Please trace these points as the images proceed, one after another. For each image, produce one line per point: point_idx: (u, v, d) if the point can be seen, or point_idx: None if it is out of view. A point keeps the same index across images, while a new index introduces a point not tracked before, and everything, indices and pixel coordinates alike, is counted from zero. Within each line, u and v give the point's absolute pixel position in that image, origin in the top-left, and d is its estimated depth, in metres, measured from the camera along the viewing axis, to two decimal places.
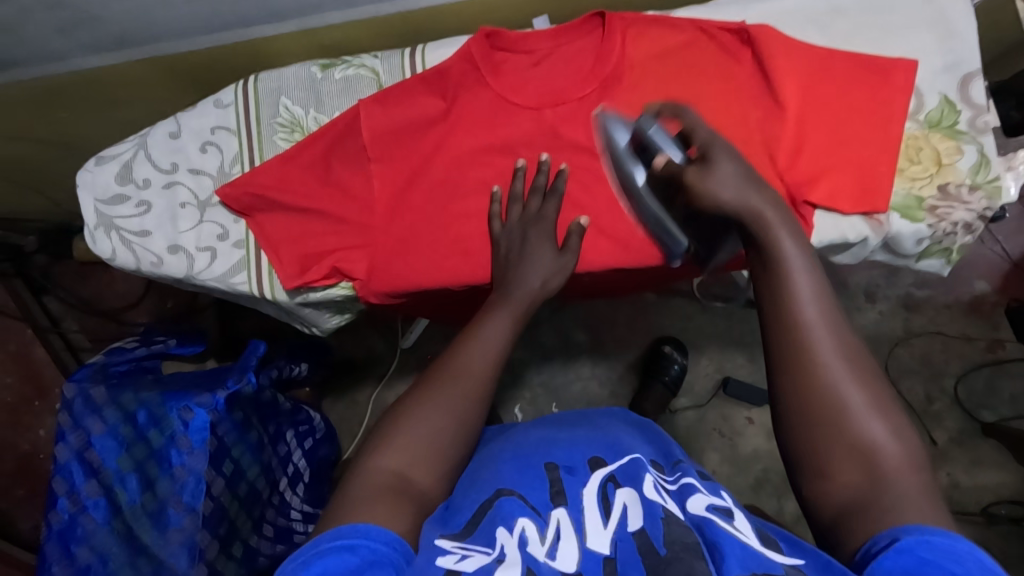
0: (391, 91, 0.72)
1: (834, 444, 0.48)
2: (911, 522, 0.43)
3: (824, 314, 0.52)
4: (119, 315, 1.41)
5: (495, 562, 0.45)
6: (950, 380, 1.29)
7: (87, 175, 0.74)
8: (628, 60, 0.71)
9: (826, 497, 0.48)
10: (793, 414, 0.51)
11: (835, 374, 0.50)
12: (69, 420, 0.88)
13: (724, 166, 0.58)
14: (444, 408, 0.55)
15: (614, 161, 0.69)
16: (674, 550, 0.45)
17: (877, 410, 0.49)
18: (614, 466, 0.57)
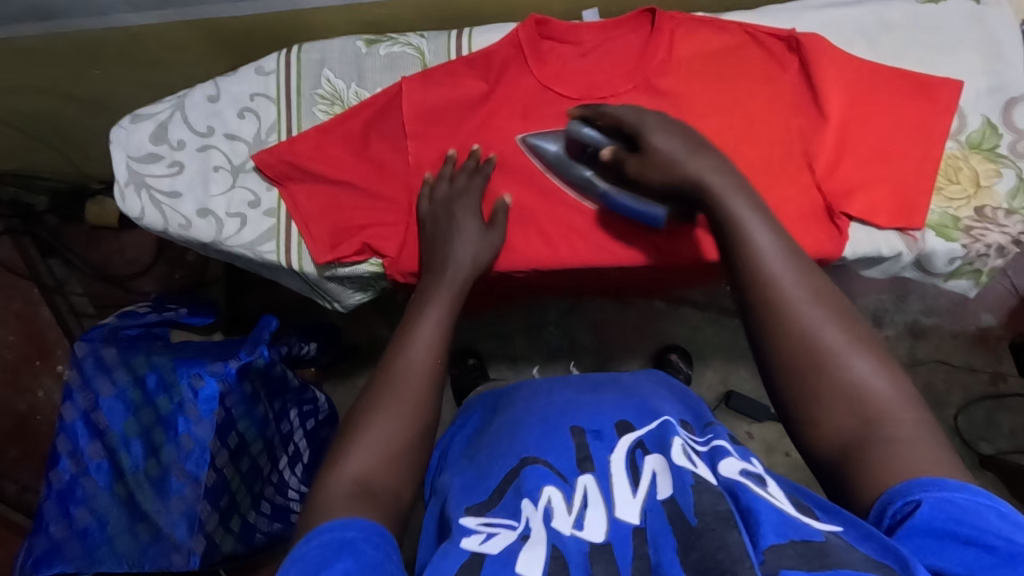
0: (435, 72, 0.72)
1: (819, 385, 0.47)
2: (914, 459, 0.42)
3: (788, 263, 0.50)
4: (125, 282, 1.37)
5: (520, 539, 0.45)
6: (950, 410, 1.30)
7: (121, 131, 0.74)
8: (674, 58, 0.71)
9: (821, 441, 0.46)
10: (773, 362, 0.49)
11: (813, 322, 0.48)
12: (78, 378, 0.88)
13: (664, 147, 0.58)
14: (398, 415, 0.51)
15: (560, 166, 0.70)
16: (706, 521, 0.41)
17: (859, 349, 0.47)
18: (643, 432, 0.54)
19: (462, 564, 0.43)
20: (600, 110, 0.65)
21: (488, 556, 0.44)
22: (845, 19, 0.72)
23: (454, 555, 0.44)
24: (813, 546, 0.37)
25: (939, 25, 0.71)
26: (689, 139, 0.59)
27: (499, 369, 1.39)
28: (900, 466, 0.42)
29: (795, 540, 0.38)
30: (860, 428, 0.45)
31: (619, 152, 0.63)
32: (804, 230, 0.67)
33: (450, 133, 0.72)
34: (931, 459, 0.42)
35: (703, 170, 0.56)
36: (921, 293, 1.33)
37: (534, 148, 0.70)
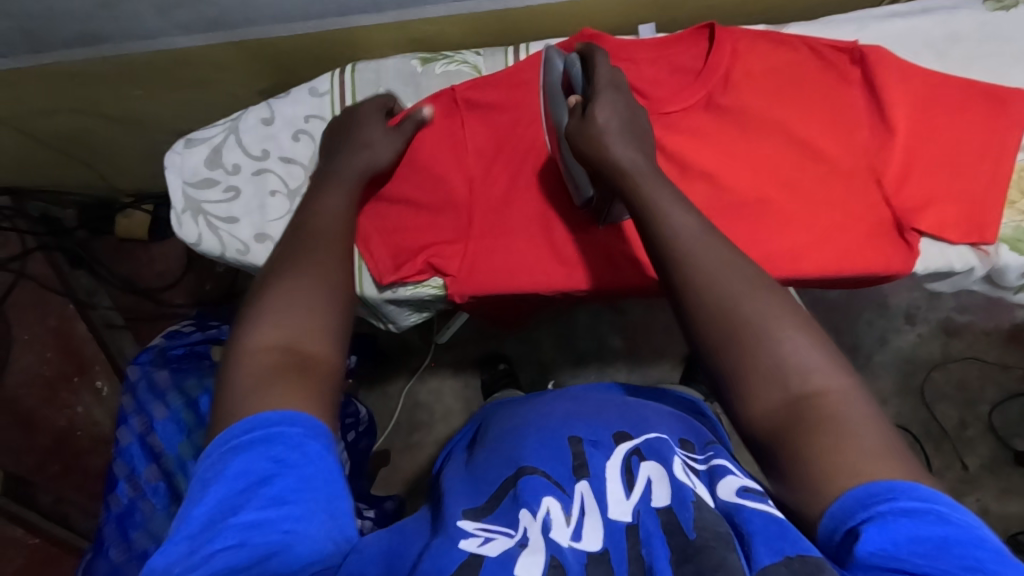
0: (484, 85, 0.73)
1: (746, 369, 0.45)
2: (852, 443, 0.40)
3: (706, 243, 0.50)
4: (157, 295, 1.37)
5: (518, 547, 0.41)
6: (984, 407, 1.29)
7: (175, 156, 0.73)
8: (735, 73, 0.69)
9: (756, 424, 0.45)
10: (700, 348, 0.48)
11: (734, 301, 0.47)
12: (132, 403, 0.89)
13: (603, 118, 0.59)
14: (300, 277, 0.51)
15: (549, 92, 0.68)
16: (705, 536, 0.40)
17: (786, 324, 0.46)
18: (642, 440, 0.52)
19: (461, 563, 0.40)
20: (594, 56, 0.63)
21: (488, 558, 0.40)
22: (911, 29, 0.70)
23: (453, 555, 0.40)
24: (810, 563, 0.37)
25: (1008, 33, 0.69)
26: (625, 121, 0.60)
27: (529, 374, 1.38)
28: (839, 455, 0.40)
29: (790, 556, 0.37)
30: (791, 409, 0.43)
31: (577, 105, 0.63)
32: (875, 250, 0.66)
33: (502, 155, 0.73)
34: (877, 451, 0.40)
35: (623, 154, 0.57)
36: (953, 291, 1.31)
37: (546, 59, 0.67)
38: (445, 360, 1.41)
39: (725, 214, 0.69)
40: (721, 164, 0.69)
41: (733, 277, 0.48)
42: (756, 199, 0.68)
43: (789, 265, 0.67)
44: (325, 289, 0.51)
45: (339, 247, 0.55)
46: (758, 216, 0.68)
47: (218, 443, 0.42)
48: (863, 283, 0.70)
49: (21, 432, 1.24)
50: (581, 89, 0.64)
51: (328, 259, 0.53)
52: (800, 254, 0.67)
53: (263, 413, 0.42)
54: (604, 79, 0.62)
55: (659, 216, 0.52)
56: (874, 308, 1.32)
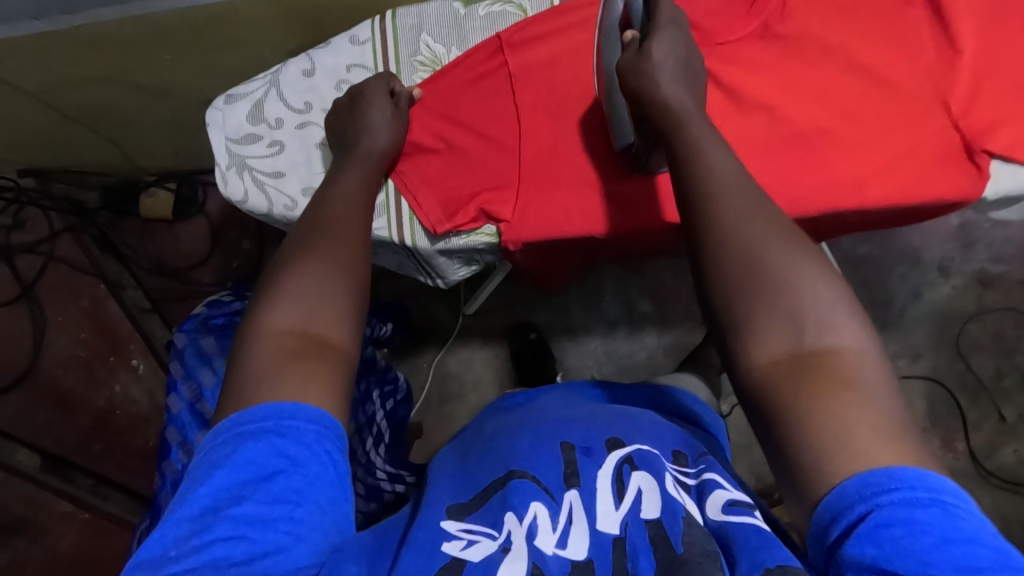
0: (533, 24, 0.72)
1: (761, 308, 0.43)
2: (855, 406, 0.38)
3: (739, 184, 0.48)
4: (184, 274, 1.35)
5: (502, 550, 0.40)
6: (1021, 356, 1.26)
7: (217, 113, 0.72)
8: (793, 0, 0.69)
9: (758, 366, 0.42)
10: (714, 281, 0.46)
11: (765, 241, 0.45)
12: (181, 370, 0.90)
13: (658, 54, 0.59)
14: (320, 265, 0.50)
15: (603, 33, 0.66)
16: (693, 553, 0.39)
17: (811, 276, 0.43)
18: (634, 448, 0.48)
19: (444, 564, 0.40)
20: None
21: (470, 563, 0.39)
22: None
23: (435, 557, 0.40)
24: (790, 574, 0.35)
25: None
26: (681, 63, 0.59)
27: (559, 342, 1.35)
28: (834, 416, 0.38)
29: (770, 568, 0.36)
30: (798, 360, 0.41)
31: (634, 40, 0.62)
32: (946, 174, 0.64)
33: (550, 94, 0.71)
34: (886, 429, 0.37)
35: (676, 94, 0.56)
36: (987, 241, 1.28)
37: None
38: (473, 331, 1.37)
39: (781, 144, 0.67)
40: (779, 95, 0.68)
41: (764, 219, 0.46)
42: (816, 129, 0.67)
43: (853, 195, 0.65)
44: (351, 282, 0.50)
45: (359, 238, 0.54)
46: (818, 146, 0.66)
47: (226, 426, 0.41)
48: (933, 210, 0.68)
49: (61, 415, 1.24)
50: (640, 26, 0.63)
51: (351, 252, 0.52)
52: (865, 182, 0.65)
53: (278, 403, 0.42)
54: (666, 16, 0.61)
55: (696, 155, 0.51)
56: (907, 262, 1.29)
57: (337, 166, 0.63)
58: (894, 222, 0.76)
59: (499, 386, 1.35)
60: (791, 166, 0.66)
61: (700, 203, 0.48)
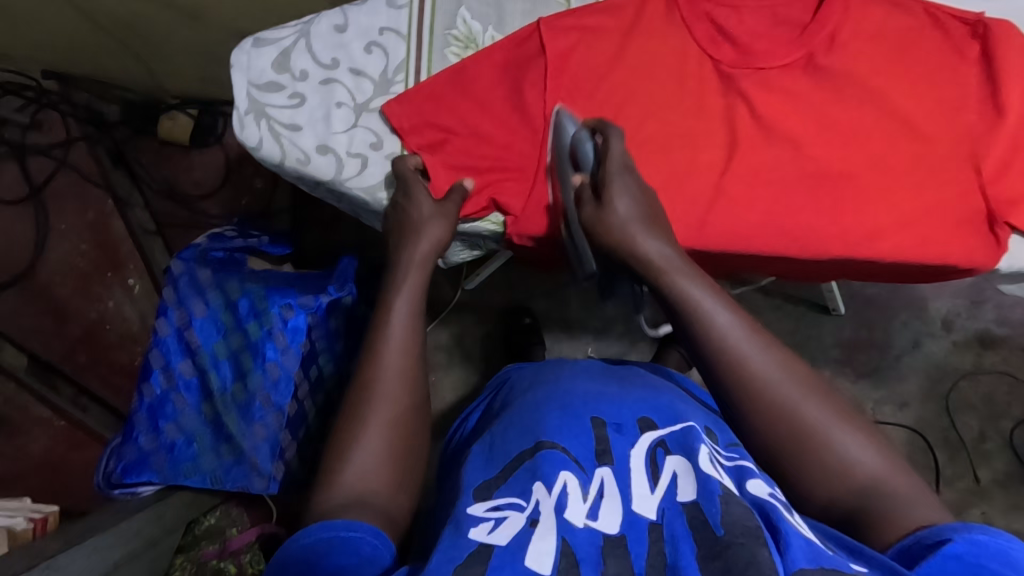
0: (578, 15, 0.70)
1: (808, 471, 0.47)
2: (915, 517, 0.43)
3: (758, 342, 0.50)
4: (192, 203, 1.34)
5: (530, 525, 0.44)
6: (1007, 423, 1.24)
7: (243, 55, 0.70)
8: (843, 33, 0.66)
9: (814, 510, 0.47)
10: (757, 441, 0.49)
11: (790, 399, 0.48)
12: (174, 297, 0.92)
13: (621, 210, 0.58)
14: (385, 410, 0.52)
15: (557, 163, 0.67)
16: (734, 533, 0.40)
17: (840, 428, 0.47)
18: (667, 432, 0.54)
19: (470, 553, 0.42)
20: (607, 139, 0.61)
21: (497, 547, 0.42)
22: None
23: (463, 544, 0.43)
24: None
25: None
26: (644, 208, 0.59)
27: (552, 332, 1.36)
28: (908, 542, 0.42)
29: (825, 568, 0.38)
30: (851, 508, 0.45)
31: (584, 190, 0.62)
32: (967, 238, 0.65)
33: (580, 88, 0.70)
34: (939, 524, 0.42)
35: (652, 250, 0.56)
36: (996, 302, 1.27)
37: (557, 123, 0.66)
38: (469, 307, 1.37)
39: (802, 180, 0.67)
40: (809, 130, 0.67)
41: (781, 371, 0.49)
42: (840, 170, 0.66)
43: (864, 246, 0.66)
44: (413, 422, 0.53)
45: (419, 364, 0.55)
46: (842, 186, 0.66)
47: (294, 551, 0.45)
48: (947, 273, 0.69)
49: (51, 322, 1.24)
50: (590, 170, 0.63)
51: (415, 384, 0.54)
52: (882, 234, 0.65)
53: (345, 520, 0.46)
54: (616, 165, 0.60)
55: (699, 320, 0.52)
56: (912, 310, 1.28)
57: None
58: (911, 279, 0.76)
59: (485, 366, 1.35)
60: (811, 203, 0.67)
61: (722, 374, 0.50)
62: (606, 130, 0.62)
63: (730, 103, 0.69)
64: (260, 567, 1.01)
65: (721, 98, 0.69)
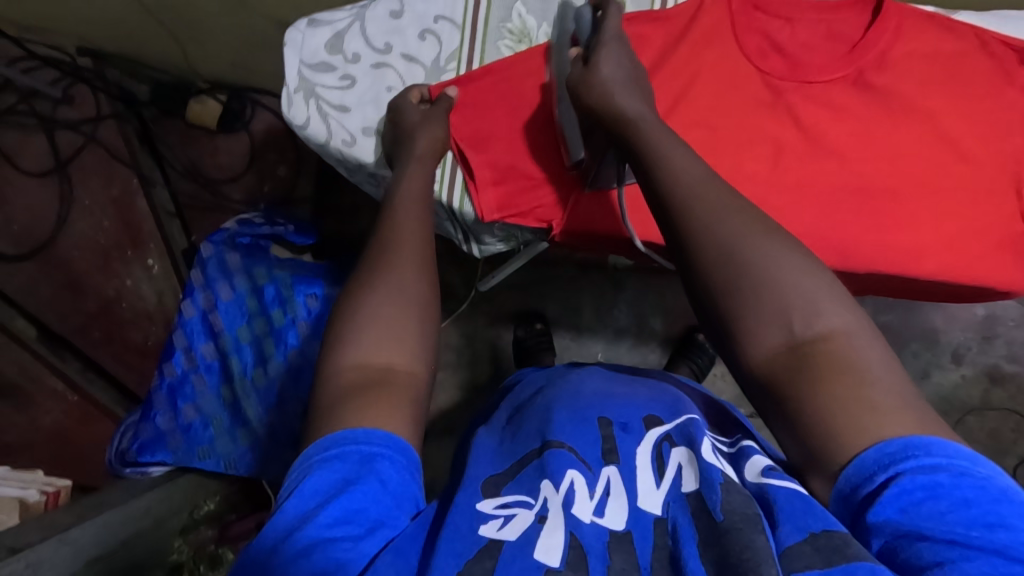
0: (633, 21, 0.71)
1: (750, 310, 0.43)
2: (870, 388, 0.39)
3: (707, 185, 0.48)
4: (216, 186, 1.34)
5: (537, 521, 0.43)
6: (1010, 460, 1.23)
7: (297, 33, 0.71)
8: (893, 53, 0.69)
9: (758, 368, 0.43)
10: (702, 292, 0.46)
11: (740, 241, 0.45)
12: (201, 278, 0.93)
13: (606, 71, 0.59)
14: (395, 284, 0.50)
15: (557, 48, 0.70)
16: (733, 519, 0.39)
17: (795, 268, 0.44)
18: (672, 426, 0.52)
19: (480, 548, 0.40)
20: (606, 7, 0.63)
21: (506, 542, 0.41)
22: None
23: (472, 538, 0.41)
24: (835, 538, 0.36)
25: None
26: (630, 76, 0.60)
27: (563, 338, 1.35)
28: (853, 401, 0.38)
29: (816, 534, 0.37)
30: (792, 355, 0.41)
31: (579, 58, 0.63)
32: (1004, 263, 0.68)
33: None
34: (889, 402, 0.38)
35: (629, 104, 0.57)
36: (1008, 338, 1.26)
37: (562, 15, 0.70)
38: (482, 308, 1.36)
39: (844, 192, 0.68)
40: (853, 146, 0.69)
41: (740, 218, 0.46)
42: (885, 188, 0.68)
43: (897, 265, 0.68)
44: (422, 302, 0.50)
45: (429, 251, 0.54)
46: (885, 206, 0.68)
47: (308, 456, 0.42)
48: (980, 295, 0.73)
49: (69, 295, 1.24)
50: (584, 42, 0.65)
51: (424, 267, 0.52)
52: (922, 256, 0.68)
53: (354, 429, 0.43)
54: (610, 33, 0.61)
55: (659, 163, 0.51)
56: (923, 340, 1.28)
57: (421, 122, 0.66)
58: (930, 299, 0.79)
59: (495, 366, 1.34)
60: (853, 219, 0.68)
61: (672, 219, 0.48)
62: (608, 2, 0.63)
63: (779, 114, 0.70)
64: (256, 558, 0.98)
65: (770, 106, 0.70)
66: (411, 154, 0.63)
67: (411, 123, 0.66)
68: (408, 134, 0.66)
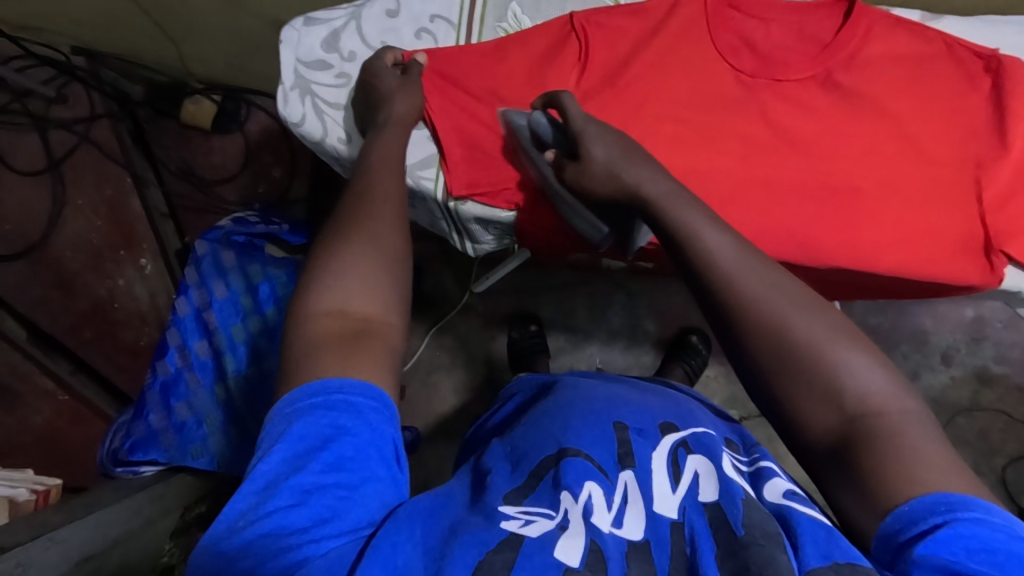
0: (614, 14, 0.73)
1: (799, 384, 0.45)
2: (923, 458, 0.40)
3: (747, 258, 0.50)
4: (209, 186, 1.34)
5: (558, 529, 0.42)
6: (1000, 460, 1.24)
7: (293, 32, 0.72)
8: (862, 53, 0.72)
9: (813, 443, 0.45)
10: (751, 367, 0.48)
11: (786, 318, 0.47)
12: (196, 277, 0.94)
13: (601, 157, 0.61)
14: (368, 241, 0.50)
15: (522, 151, 0.71)
16: (754, 536, 0.40)
17: (840, 344, 0.45)
18: (688, 435, 0.53)
19: (501, 540, 0.39)
20: (561, 102, 0.65)
21: (528, 538, 0.40)
22: None
23: (493, 530, 0.40)
24: (858, 570, 0.37)
25: None
26: (621, 149, 0.62)
27: (557, 339, 1.35)
28: (908, 467, 0.39)
29: (839, 562, 0.37)
30: (846, 428, 0.43)
31: (561, 158, 0.66)
32: (969, 259, 0.70)
33: (606, 71, 0.73)
34: (941, 465, 0.40)
35: (640, 179, 0.58)
36: (995, 340, 1.28)
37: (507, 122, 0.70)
38: (475, 309, 1.36)
39: (811, 190, 0.72)
40: (826, 144, 0.72)
41: (783, 292, 0.48)
42: (851, 184, 0.71)
43: (868, 259, 0.71)
44: (393, 261, 0.50)
45: (403, 214, 0.55)
46: (855, 203, 0.71)
47: (293, 403, 0.42)
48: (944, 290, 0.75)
49: (60, 294, 1.22)
50: (556, 144, 0.67)
51: (392, 226, 0.52)
52: (882, 251, 0.71)
53: (335, 377, 0.43)
54: (579, 120, 0.64)
55: (693, 234, 0.52)
56: (912, 342, 1.29)
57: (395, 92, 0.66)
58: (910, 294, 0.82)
59: (488, 367, 1.34)
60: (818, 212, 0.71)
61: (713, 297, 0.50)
62: (558, 97, 0.66)
63: (758, 112, 0.72)
64: None
65: (749, 104, 0.72)
66: (384, 125, 0.64)
67: (387, 88, 0.67)
68: (381, 100, 0.67)
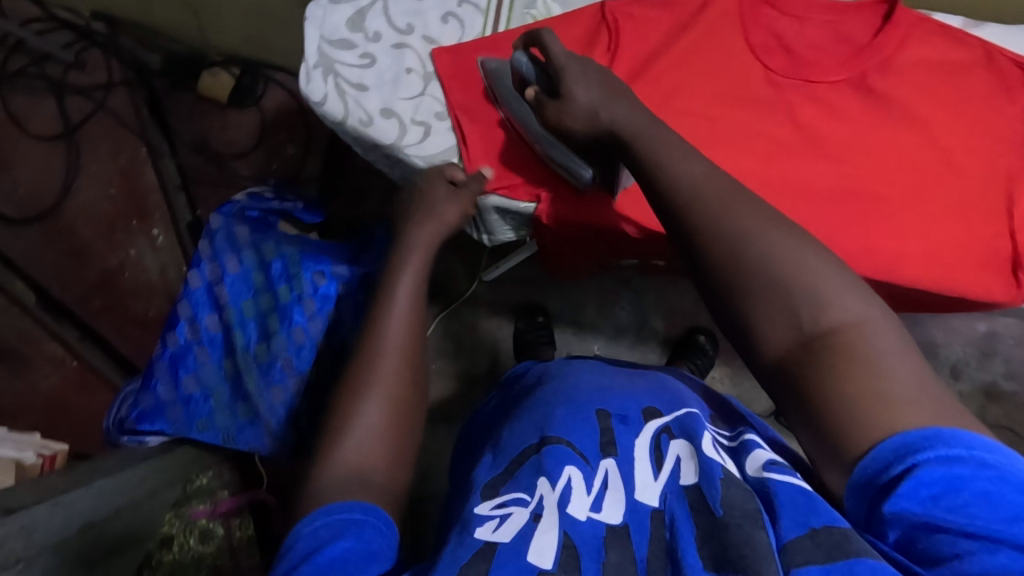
0: (643, 4, 0.73)
1: (760, 303, 0.41)
2: (891, 384, 0.36)
3: (711, 178, 0.46)
4: (224, 160, 1.29)
5: (532, 520, 0.42)
6: None
7: (318, 9, 0.71)
8: (896, 58, 0.70)
9: (769, 364, 0.41)
10: (711, 292, 0.44)
11: (746, 238, 0.42)
12: (209, 250, 0.93)
13: (580, 95, 0.55)
14: (389, 381, 0.51)
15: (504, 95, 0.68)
16: (733, 515, 0.39)
17: (807, 261, 0.41)
18: (672, 418, 0.51)
19: (474, 552, 0.40)
20: (540, 37, 0.58)
21: (500, 546, 0.40)
22: None
23: (467, 544, 0.41)
24: (835, 533, 0.36)
25: None
26: (603, 83, 0.56)
27: (563, 332, 1.35)
28: (867, 396, 0.36)
29: (816, 529, 0.37)
30: (806, 350, 0.39)
31: (539, 95, 0.60)
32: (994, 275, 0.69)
33: (635, 60, 0.72)
34: (912, 389, 0.36)
35: (616, 116, 0.53)
36: (1006, 356, 1.27)
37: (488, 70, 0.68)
38: (483, 298, 1.35)
39: (837, 197, 0.70)
40: (853, 148, 0.70)
41: (747, 212, 0.44)
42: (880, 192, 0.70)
43: (892, 270, 0.69)
44: (409, 404, 0.51)
45: (421, 345, 0.55)
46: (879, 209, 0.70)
47: (314, 518, 0.42)
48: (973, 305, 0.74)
49: (70, 262, 1.24)
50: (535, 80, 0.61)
51: (411, 363, 0.53)
52: (906, 259, 0.69)
53: (348, 501, 0.43)
54: (558, 56, 0.58)
55: (654, 157, 0.48)
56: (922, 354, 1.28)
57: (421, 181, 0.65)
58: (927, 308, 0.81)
59: (493, 357, 1.34)
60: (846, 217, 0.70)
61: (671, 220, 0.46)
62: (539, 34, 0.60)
63: (786, 113, 0.71)
64: (249, 533, 0.96)
65: (777, 104, 0.71)
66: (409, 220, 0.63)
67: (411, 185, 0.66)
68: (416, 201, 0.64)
